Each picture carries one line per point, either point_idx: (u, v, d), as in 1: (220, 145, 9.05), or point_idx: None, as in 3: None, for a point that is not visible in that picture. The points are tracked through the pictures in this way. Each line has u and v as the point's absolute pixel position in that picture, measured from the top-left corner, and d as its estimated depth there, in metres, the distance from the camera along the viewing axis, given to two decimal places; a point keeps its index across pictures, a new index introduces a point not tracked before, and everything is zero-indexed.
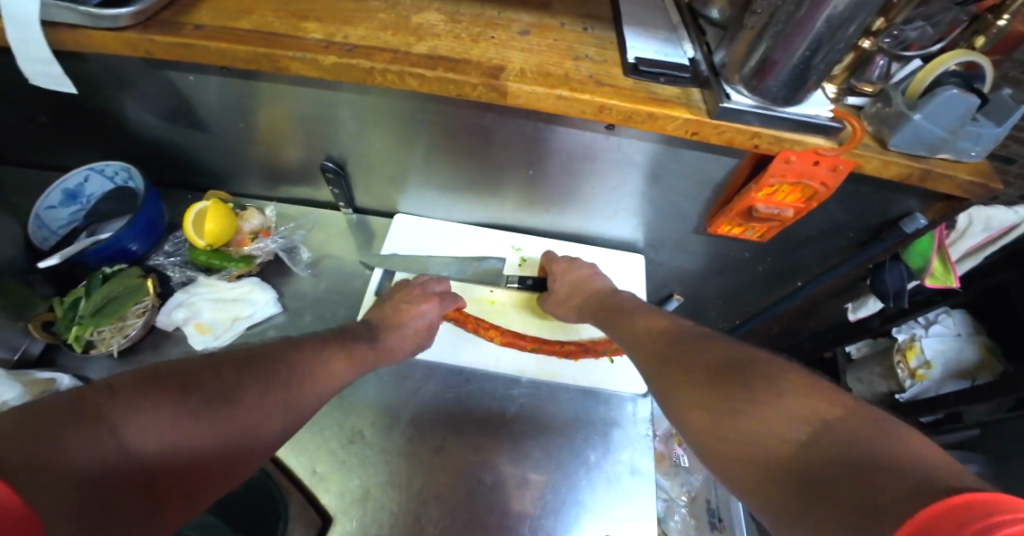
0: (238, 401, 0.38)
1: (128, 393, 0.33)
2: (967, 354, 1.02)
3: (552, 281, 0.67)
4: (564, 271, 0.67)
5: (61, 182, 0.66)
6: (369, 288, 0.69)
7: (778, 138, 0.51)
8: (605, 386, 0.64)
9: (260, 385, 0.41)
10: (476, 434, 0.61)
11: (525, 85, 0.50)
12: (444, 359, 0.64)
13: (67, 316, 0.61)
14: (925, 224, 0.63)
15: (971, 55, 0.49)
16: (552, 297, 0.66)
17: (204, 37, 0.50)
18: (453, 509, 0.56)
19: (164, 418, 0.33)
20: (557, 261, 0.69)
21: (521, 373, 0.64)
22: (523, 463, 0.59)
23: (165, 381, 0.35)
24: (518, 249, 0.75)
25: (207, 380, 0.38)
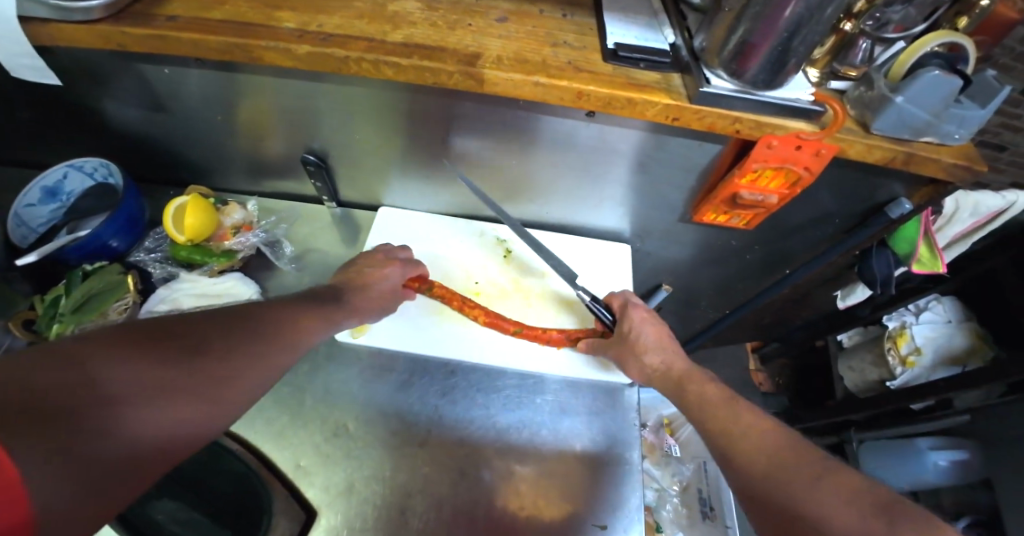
0: (209, 352, 0.37)
1: (96, 342, 0.31)
2: (957, 341, 1.02)
3: (628, 326, 0.59)
4: (647, 324, 0.59)
5: (40, 179, 0.65)
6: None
7: (758, 123, 0.51)
8: (591, 377, 0.64)
9: (227, 339, 0.39)
10: (460, 426, 0.60)
11: (502, 72, 0.49)
12: (427, 352, 0.63)
13: (47, 314, 0.60)
14: (910, 209, 0.62)
15: (956, 37, 0.49)
16: (625, 343, 0.59)
17: (175, 29, 0.50)
18: (438, 503, 0.56)
19: (135, 369, 0.31)
20: (638, 309, 0.60)
21: (506, 366, 0.64)
22: (509, 451, 0.59)
23: (130, 335, 0.33)
24: (503, 240, 0.74)
25: (175, 333, 0.36)
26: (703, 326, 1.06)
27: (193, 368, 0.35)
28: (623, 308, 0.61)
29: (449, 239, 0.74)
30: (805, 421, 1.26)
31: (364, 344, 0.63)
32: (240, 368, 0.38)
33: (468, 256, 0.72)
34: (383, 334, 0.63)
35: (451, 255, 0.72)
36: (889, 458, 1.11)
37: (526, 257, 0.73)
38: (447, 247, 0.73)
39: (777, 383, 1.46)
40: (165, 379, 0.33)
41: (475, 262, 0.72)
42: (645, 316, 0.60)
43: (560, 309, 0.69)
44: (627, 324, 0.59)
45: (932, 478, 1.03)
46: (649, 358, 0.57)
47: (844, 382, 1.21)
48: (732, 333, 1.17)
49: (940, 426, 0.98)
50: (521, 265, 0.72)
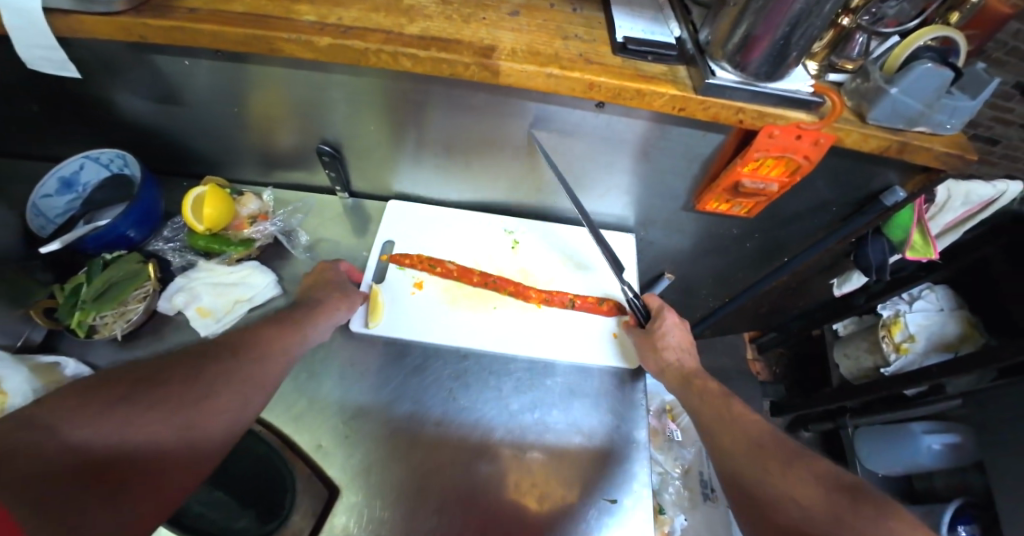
0: (169, 381, 0.42)
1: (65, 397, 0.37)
2: (949, 328, 1.05)
3: (661, 325, 0.64)
4: (677, 328, 0.64)
5: (57, 170, 0.66)
6: (366, 277, 0.70)
7: (761, 112, 0.53)
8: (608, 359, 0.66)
9: (191, 369, 0.44)
10: (474, 407, 0.63)
11: (516, 64, 0.51)
12: (441, 340, 0.65)
13: (69, 302, 0.61)
14: (904, 197, 0.65)
15: (948, 31, 0.51)
16: (649, 337, 0.63)
17: (198, 21, 0.51)
18: (453, 482, 0.58)
19: (102, 407, 0.37)
20: (672, 315, 0.65)
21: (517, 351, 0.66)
22: (519, 436, 0.61)
23: (120, 378, 0.41)
24: (510, 231, 0.77)
25: (138, 372, 0.42)
26: (702, 315, 1.09)
27: (176, 387, 0.41)
28: (657, 310, 0.65)
29: (458, 233, 0.76)
30: (801, 408, 1.29)
31: (380, 332, 0.65)
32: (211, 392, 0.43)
33: (478, 248, 0.74)
34: (398, 324, 0.66)
35: (464, 245, 0.74)
36: (883, 442, 1.13)
37: (533, 248, 0.75)
38: (458, 241, 0.75)
39: (774, 372, 1.49)
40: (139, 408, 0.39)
41: (484, 251, 0.74)
42: (677, 323, 0.64)
43: (569, 282, 0.72)
44: (661, 323, 0.64)
45: (926, 460, 1.05)
46: (669, 355, 0.62)
47: (839, 370, 1.25)
48: (730, 322, 1.19)
49: (922, 412, 1.02)
50: (529, 255, 0.75)
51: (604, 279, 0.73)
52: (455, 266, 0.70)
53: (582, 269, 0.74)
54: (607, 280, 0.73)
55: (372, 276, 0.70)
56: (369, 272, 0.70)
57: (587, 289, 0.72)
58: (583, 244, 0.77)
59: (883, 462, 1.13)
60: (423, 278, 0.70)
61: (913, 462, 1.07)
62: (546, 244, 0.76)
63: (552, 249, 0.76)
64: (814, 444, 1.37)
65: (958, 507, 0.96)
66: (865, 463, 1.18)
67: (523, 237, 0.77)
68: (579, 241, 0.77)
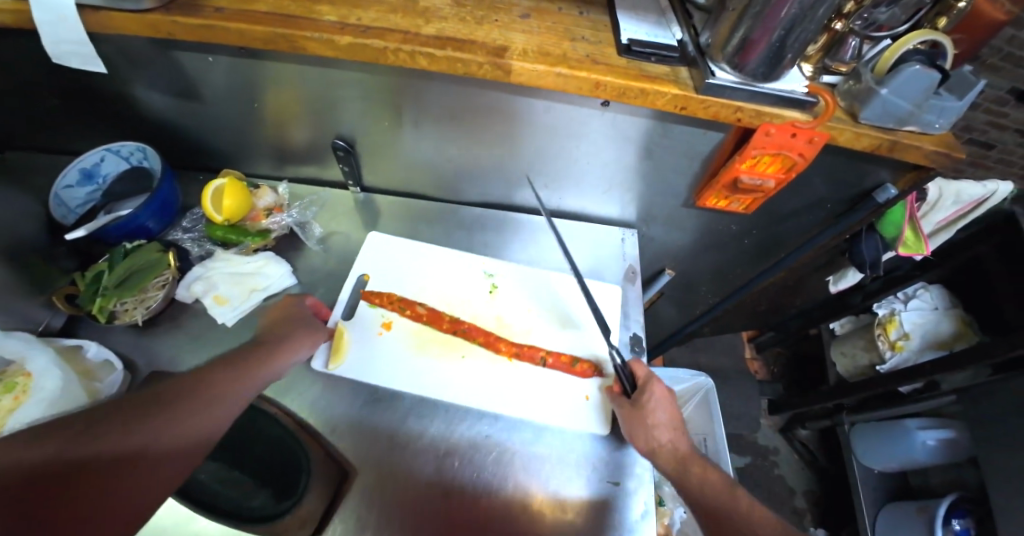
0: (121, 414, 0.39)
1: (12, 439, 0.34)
2: (943, 327, 1.08)
3: (647, 397, 0.58)
4: (666, 401, 0.58)
5: (78, 162, 0.68)
6: (334, 313, 0.68)
7: (758, 112, 0.56)
8: (576, 424, 0.62)
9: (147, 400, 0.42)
10: (483, 395, 0.64)
11: (527, 64, 0.54)
12: (407, 387, 0.63)
13: (90, 289, 0.63)
14: (895, 194, 0.68)
15: (934, 36, 0.53)
16: (636, 413, 0.58)
17: (226, 19, 0.54)
18: (460, 466, 0.59)
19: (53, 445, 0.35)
20: (661, 385, 0.60)
21: (482, 405, 0.63)
22: (509, 458, 0.60)
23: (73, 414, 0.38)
24: (490, 274, 0.74)
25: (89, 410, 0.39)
26: (700, 312, 1.11)
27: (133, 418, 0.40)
28: (644, 380, 0.61)
29: (434, 274, 0.73)
30: (799, 406, 1.31)
31: (341, 373, 0.63)
32: (194, 406, 0.43)
33: (455, 290, 0.72)
34: (359, 366, 0.64)
35: (436, 285, 0.72)
36: (879, 439, 1.15)
37: (511, 294, 0.72)
38: (432, 281, 0.73)
39: (772, 372, 1.51)
40: (124, 423, 0.39)
41: (461, 294, 0.72)
42: (665, 394, 0.59)
43: (545, 336, 0.69)
44: (648, 396, 0.58)
45: (921, 456, 1.06)
46: (659, 434, 0.57)
47: (836, 368, 1.27)
48: (729, 320, 1.22)
49: (927, 406, 1.04)
50: (506, 302, 0.72)
51: (585, 336, 0.69)
52: (426, 310, 0.68)
53: (562, 321, 0.70)
54: (588, 337, 0.69)
55: (341, 312, 0.68)
56: (338, 309, 0.68)
57: (565, 344, 0.68)
58: (565, 297, 0.73)
59: (879, 459, 1.14)
60: (393, 318, 0.68)
61: (909, 458, 1.08)
62: (526, 291, 0.73)
63: (536, 290, 0.73)
64: (810, 441, 1.42)
65: (951, 503, 0.98)
66: (861, 459, 1.19)
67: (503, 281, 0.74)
68: (560, 289, 0.73)
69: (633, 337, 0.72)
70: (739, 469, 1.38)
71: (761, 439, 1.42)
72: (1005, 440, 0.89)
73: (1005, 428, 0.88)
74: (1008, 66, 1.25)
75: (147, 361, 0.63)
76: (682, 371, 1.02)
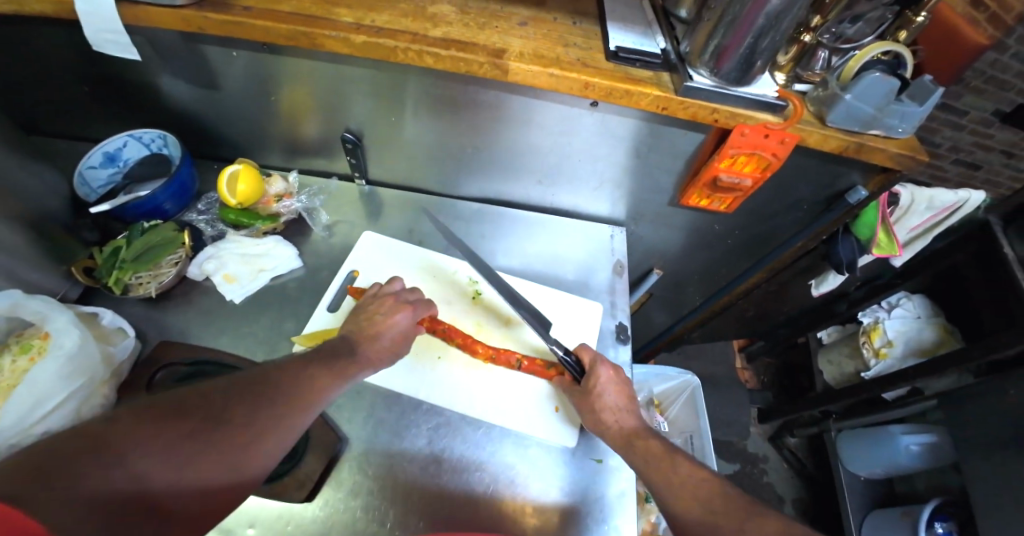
0: (228, 421, 0.42)
1: (131, 423, 0.38)
2: (926, 334, 1.11)
3: (591, 381, 0.62)
4: (610, 383, 0.62)
5: (103, 145, 0.73)
6: (321, 304, 0.71)
7: (733, 113, 0.60)
8: (540, 433, 0.63)
9: (249, 401, 0.45)
10: (465, 392, 0.66)
11: (523, 64, 0.59)
12: (380, 380, 0.65)
13: (108, 262, 0.68)
14: (865, 195, 0.72)
15: (894, 46, 0.60)
16: (581, 399, 0.62)
17: (254, 17, 0.60)
18: (436, 458, 0.61)
19: (159, 442, 0.38)
20: (605, 368, 0.63)
21: (452, 405, 0.65)
22: (484, 454, 0.62)
23: (188, 403, 0.42)
24: (474, 281, 0.76)
25: (200, 404, 0.42)
26: (686, 312, 1.14)
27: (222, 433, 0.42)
28: (589, 365, 0.63)
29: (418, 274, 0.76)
30: (788, 413, 1.33)
31: None
32: (276, 426, 0.45)
33: (438, 291, 0.75)
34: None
35: (420, 283, 0.75)
36: (864, 444, 1.18)
37: (493, 300, 0.75)
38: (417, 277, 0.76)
39: (762, 381, 1.54)
40: (193, 431, 0.40)
41: (443, 297, 0.74)
42: (610, 376, 0.62)
43: (520, 341, 0.71)
44: (591, 380, 0.62)
45: (907, 461, 1.09)
46: (606, 416, 0.60)
47: (823, 376, 1.30)
48: (718, 326, 1.25)
49: (908, 412, 1.06)
50: (487, 307, 0.74)
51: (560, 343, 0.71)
52: None
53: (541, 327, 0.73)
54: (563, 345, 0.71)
55: (328, 302, 0.71)
56: (325, 302, 0.71)
57: (540, 349, 0.71)
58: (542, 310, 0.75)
59: (865, 465, 1.17)
60: None
61: (894, 463, 1.11)
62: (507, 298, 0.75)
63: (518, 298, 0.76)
64: (800, 450, 1.43)
65: (934, 508, 1.00)
66: (847, 465, 1.22)
67: (486, 289, 0.76)
68: (539, 297, 0.76)
69: (618, 325, 0.75)
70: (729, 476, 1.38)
71: (751, 447, 1.45)
72: (981, 442, 0.91)
73: (980, 430, 0.91)
74: (990, 89, 1.33)
75: (158, 333, 0.68)
76: (669, 369, 1.05)
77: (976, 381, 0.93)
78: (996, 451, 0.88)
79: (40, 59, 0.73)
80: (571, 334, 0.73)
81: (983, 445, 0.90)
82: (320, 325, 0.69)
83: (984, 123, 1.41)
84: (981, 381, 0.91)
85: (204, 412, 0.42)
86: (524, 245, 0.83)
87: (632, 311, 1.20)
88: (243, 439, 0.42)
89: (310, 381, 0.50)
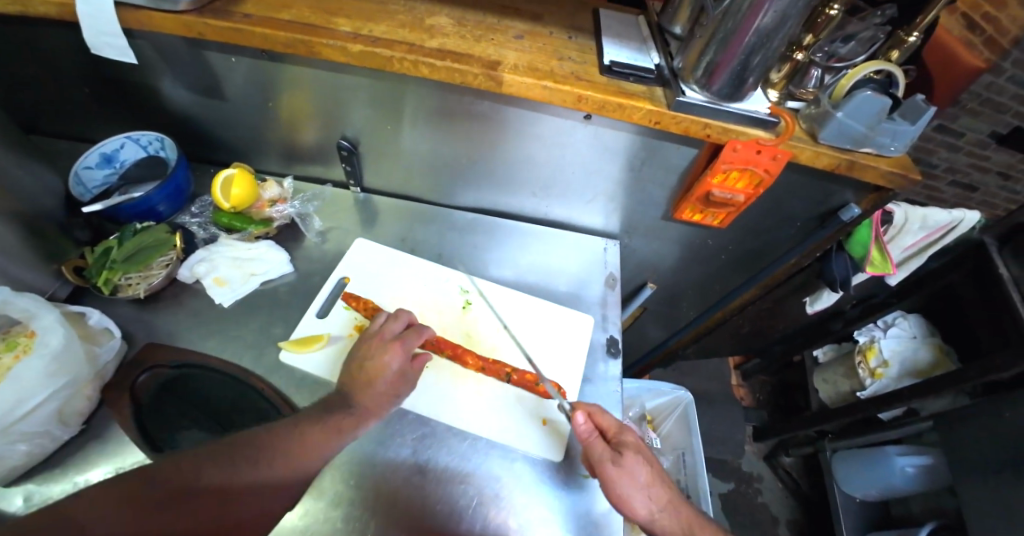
0: (197, 492, 0.47)
1: (93, 496, 0.43)
2: (922, 354, 1.10)
3: (627, 452, 0.54)
4: (644, 450, 0.56)
5: (100, 147, 0.73)
6: (310, 310, 0.71)
7: (725, 129, 0.61)
8: (527, 448, 0.62)
9: (225, 471, 0.49)
10: (452, 403, 0.65)
11: (517, 76, 0.59)
12: None
13: (99, 261, 0.67)
14: (858, 213, 0.73)
15: (884, 66, 0.60)
16: (622, 480, 0.53)
17: (253, 25, 0.60)
18: (419, 469, 0.60)
19: (129, 510, 0.43)
20: (631, 433, 0.57)
21: (439, 416, 0.64)
22: (469, 466, 0.61)
23: (166, 473, 0.47)
24: (465, 290, 0.76)
25: (174, 474, 0.47)
26: (680, 327, 1.14)
27: (192, 503, 0.46)
28: (615, 431, 0.57)
29: (410, 283, 0.76)
30: (783, 432, 1.32)
31: (305, 359, 0.66)
32: (248, 493, 0.49)
33: (430, 300, 0.74)
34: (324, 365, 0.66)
35: (413, 292, 0.75)
36: (859, 464, 1.18)
37: (485, 310, 0.74)
38: (410, 286, 0.75)
39: (758, 398, 1.54)
40: (163, 501, 0.45)
41: (434, 307, 0.74)
42: (639, 441, 0.57)
43: (511, 351, 0.71)
44: (628, 451, 0.54)
45: (901, 483, 1.09)
46: (650, 489, 0.53)
47: (818, 394, 1.29)
48: (713, 342, 1.25)
49: (904, 433, 1.05)
50: (478, 318, 0.73)
51: (552, 354, 0.71)
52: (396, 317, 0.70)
53: (533, 339, 0.72)
54: (555, 356, 0.71)
55: (318, 308, 0.71)
56: (313, 308, 0.71)
57: (531, 360, 0.70)
58: (534, 322, 0.74)
59: (861, 485, 1.17)
60: (364, 322, 0.70)
61: (889, 485, 1.11)
62: (499, 309, 0.75)
63: (510, 309, 0.75)
64: (795, 470, 1.41)
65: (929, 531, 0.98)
66: (842, 486, 1.21)
67: (477, 299, 0.76)
68: (532, 309, 0.76)
69: (609, 338, 0.75)
70: (723, 495, 1.38)
71: (745, 466, 1.44)
72: (976, 465, 0.90)
73: (976, 452, 0.90)
74: (986, 111, 1.33)
75: (145, 334, 0.67)
76: (662, 384, 1.04)
77: (971, 403, 0.92)
78: (991, 474, 0.86)
79: (46, 61, 0.74)
80: (563, 346, 0.72)
81: (978, 468, 0.89)
82: (308, 331, 0.68)
83: (980, 145, 1.42)
84: (977, 403, 0.90)
85: (176, 483, 0.46)
86: (517, 256, 0.83)
87: (626, 325, 1.20)
88: (212, 508, 0.47)
89: (300, 440, 0.52)
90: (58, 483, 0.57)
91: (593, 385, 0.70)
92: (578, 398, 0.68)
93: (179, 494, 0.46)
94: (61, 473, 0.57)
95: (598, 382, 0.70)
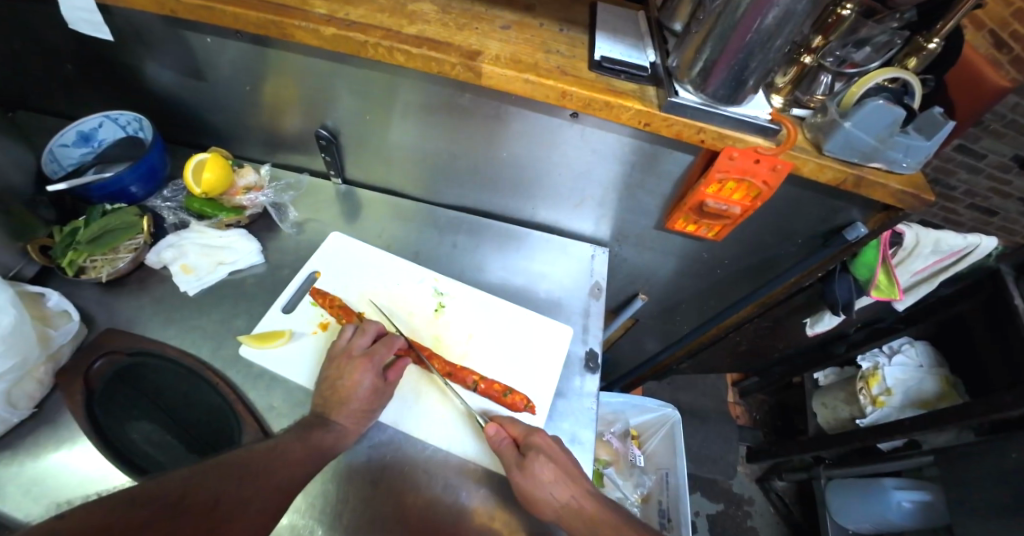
0: (188, 507, 0.41)
1: (81, 515, 0.36)
2: (927, 385, 1.07)
3: (532, 454, 0.54)
4: (553, 451, 0.55)
5: (77, 124, 0.71)
6: (276, 304, 0.68)
7: (720, 134, 0.56)
8: (490, 463, 0.59)
9: (211, 490, 0.44)
10: (414, 414, 0.62)
11: (497, 67, 0.56)
12: None
13: (64, 241, 0.66)
14: (865, 233, 0.67)
15: (900, 72, 0.54)
16: (527, 483, 0.52)
17: (223, 3, 0.57)
18: (372, 480, 0.57)
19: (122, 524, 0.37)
20: (541, 435, 0.57)
21: (397, 424, 0.60)
22: (432, 476, 0.58)
23: (150, 493, 0.41)
24: (440, 292, 0.73)
25: (158, 493, 0.41)
26: (672, 340, 1.09)
27: (184, 512, 0.41)
28: (525, 436, 0.57)
29: (384, 282, 0.73)
30: (778, 455, 1.27)
31: (263, 357, 0.63)
32: (242, 503, 0.44)
33: (402, 300, 0.71)
34: (287, 362, 0.63)
35: (385, 291, 0.72)
36: (852, 495, 1.14)
37: (460, 314, 0.71)
38: (382, 285, 0.72)
39: (754, 418, 1.49)
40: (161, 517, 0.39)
41: (405, 307, 0.71)
42: (549, 442, 0.56)
43: (482, 360, 0.67)
44: (533, 452, 0.54)
45: (897, 518, 1.05)
46: (556, 491, 0.52)
47: (817, 418, 1.25)
48: (708, 359, 1.20)
49: (903, 467, 1.01)
50: (451, 321, 0.70)
51: (525, 365, 0.67)
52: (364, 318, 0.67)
53: (507, 347, 0.69)
54: (528, 367, 0.67)
55: (284, 303, 0.68)
56: (280, 302, 0.68)
57: (502, 370, 0.67)
58: (509, 329, 0.71)
59: (853, 518, 1.13)
60: (330, 320, 0.67)
61: (883, 520, 1.06)
62: (474, 313, 0.71)
63: (484, 315, 0.71)
64: (787, 494, 1.38)
65: None
66: (837, 517, 1.17)
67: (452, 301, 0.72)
68: (508, 316, 0.72)
69: (588, 351, 0.71)
70: (711, 516, 1.33)
71: (737, 487, 1.39)
72: (980, 506, 0.84)
73: (979, 492, 0.84)
74: (1010, 133, 1.26)
75: (106, 318, 0.65)
76: (649, 401, 0.99)
77: (975, 441, 0.86)
78: (995, 517, 0.80)
79: (28, 33, 0.72)
80: (538, 357, 0.68)
81: (982, 510, 0.83)
82: (273, 327, 0.65)
83: (1001, 168, 1.35)
84: (983, 441, 0.85)
85: (165, 500, 0.41)
86: (499, 258, 0.79)
87: (619, 336, 1.16)
88: (210, 524, 0.41)
89: (283, 457, 0.50)
90: (5, 466, 0.54)
91: (567, 400, 0.66)
92: (548, 414, 0.64)
93: (174, 506, 0.40)
94: (6, 457, 0.55)
95: (572, 397, 0.66)
